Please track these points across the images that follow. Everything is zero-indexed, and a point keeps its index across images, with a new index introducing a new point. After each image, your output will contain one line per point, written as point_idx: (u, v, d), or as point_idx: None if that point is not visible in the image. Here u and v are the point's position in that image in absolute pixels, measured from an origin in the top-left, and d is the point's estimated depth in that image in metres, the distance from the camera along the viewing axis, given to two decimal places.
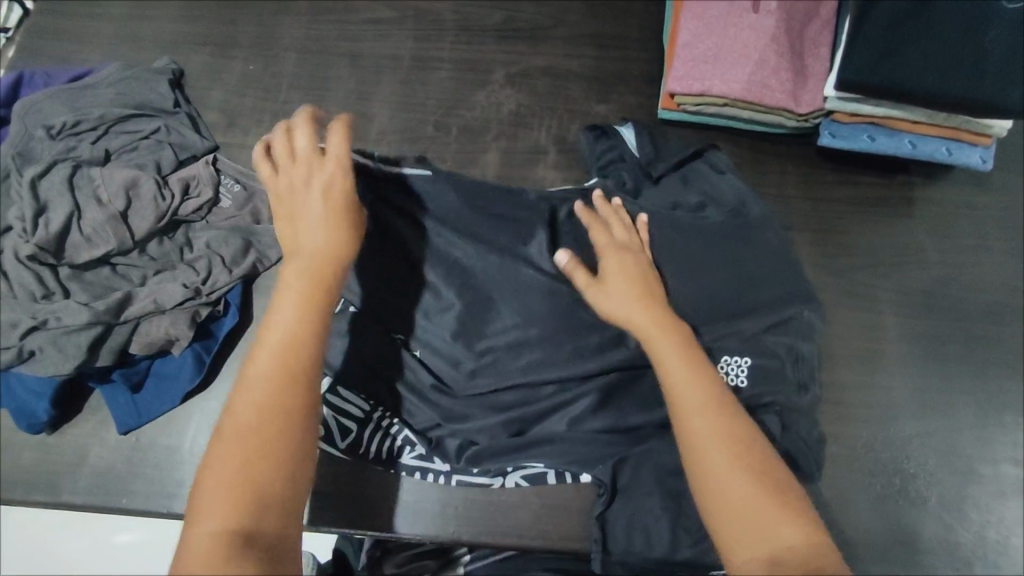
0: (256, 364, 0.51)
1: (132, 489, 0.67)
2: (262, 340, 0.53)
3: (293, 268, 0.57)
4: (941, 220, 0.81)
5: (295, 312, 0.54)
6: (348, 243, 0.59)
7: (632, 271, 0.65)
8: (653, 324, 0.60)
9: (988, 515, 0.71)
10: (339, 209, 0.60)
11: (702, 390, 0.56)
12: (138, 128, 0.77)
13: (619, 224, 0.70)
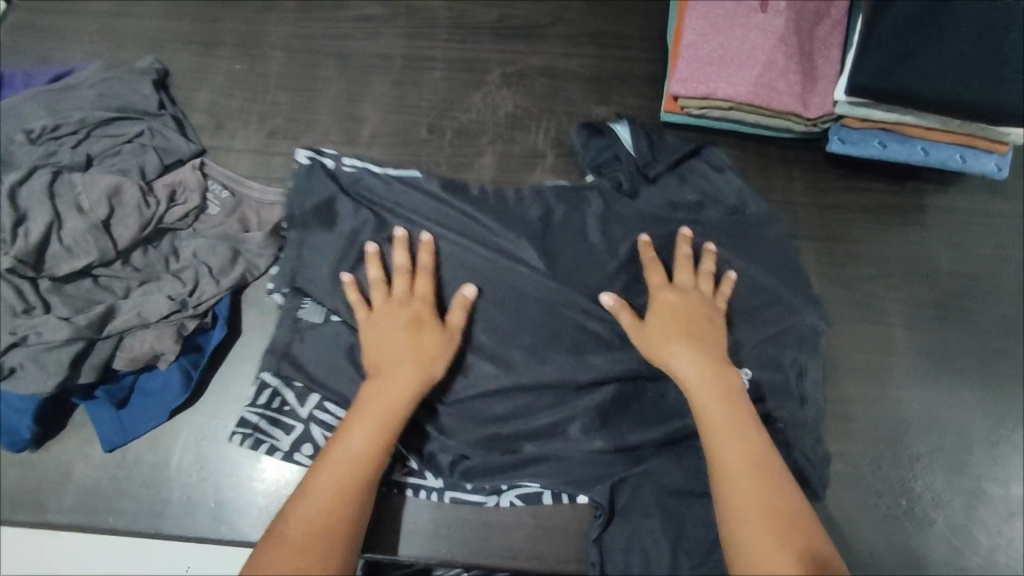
0: (323, 476, 0.57)
1: (118, 508, 0.65)
2: (331, 453, 0.59)
3: (374, 394, 0.61)
4: (952, 229, 0.78)
5: (365, 433, 0.59)
6: (420, 371, 0.63)
7: (683, 318, 0.65)
8: (700, 387, 0.62)
9: (997, 536, 0.70)
10: (419, 342, 0.64)
11: (740, 464, 0.58)
12: (121, 132, 0.74)
13: (683, 256, 0.69)
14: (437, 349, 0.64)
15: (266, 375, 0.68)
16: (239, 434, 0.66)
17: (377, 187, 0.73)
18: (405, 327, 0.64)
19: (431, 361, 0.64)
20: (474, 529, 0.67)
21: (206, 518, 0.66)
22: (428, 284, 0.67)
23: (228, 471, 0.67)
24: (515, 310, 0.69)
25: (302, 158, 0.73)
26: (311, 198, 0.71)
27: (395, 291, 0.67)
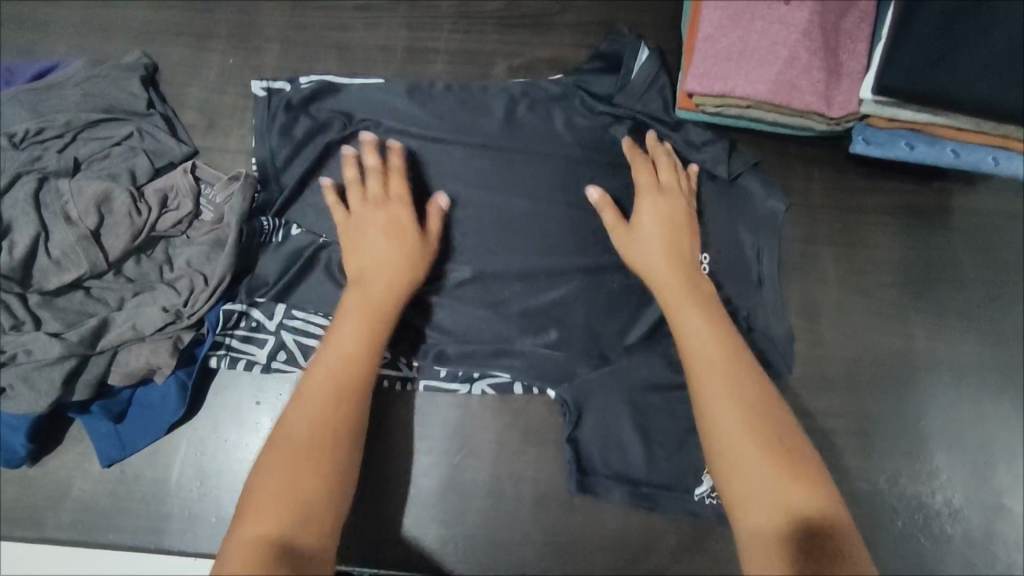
0: (313, 380, 0.56)
1: (118, 524, 0.65)
2: (319, 358, 0.58)
3: (355, 299, 0.61)
4: (978, 232, 0.74)
5: (353, 335, 0.59)
6: (401, 275, 0.63)
7: (667, 221, 0.66)
8: (682, 290, 0.62)
9: (1014, 552, 0.67)
10: (399, 243, 0.64)
11: (733, 366, 0.56)
12: (108, 133, 0.71)
13: (664, 162, 0.70)
14: (416, 252, 0.64)
15: (230, 304, 0.67)
16: (215, 356, 0.67)
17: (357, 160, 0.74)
18: (386, 233, 0.64)
19: (411, 266, 0.64)
20: (481, 543, 0.66)
21: (208, 532, 0.65)
22: (404, 186, 0.67)
23: (229, 485, 0.66)
24: (521, 309, 0.69)
25: (256, 88, 0.74)
26: (277, 120, 0.73)
27: (370, 195, 0.66)
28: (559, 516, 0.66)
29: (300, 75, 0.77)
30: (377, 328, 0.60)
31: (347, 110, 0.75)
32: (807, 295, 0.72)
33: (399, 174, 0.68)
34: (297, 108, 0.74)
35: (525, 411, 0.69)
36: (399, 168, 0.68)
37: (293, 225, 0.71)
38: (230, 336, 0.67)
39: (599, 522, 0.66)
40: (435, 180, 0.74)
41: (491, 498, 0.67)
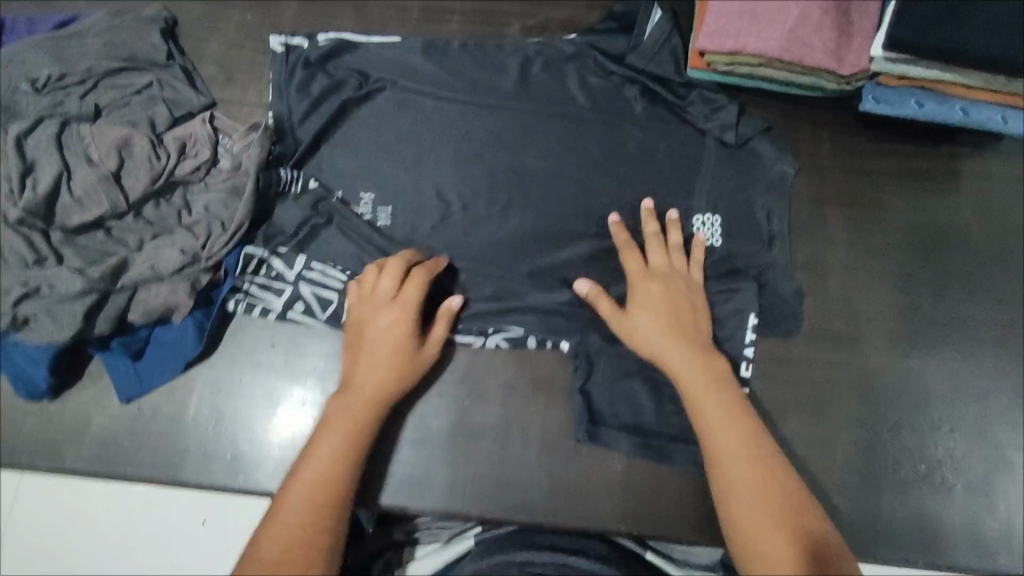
0: (297, 489, 0.58)
1: (136, 458, 0.66)
2: (298, 470, 0.59)
3: (339, 405, 0.63)
4: (986, 194, 0.74)
5: (334, 448, 0.60)
6: (393, 381, 0.64)
7: (664, 305, 0.65)
8: (697, 379, 0.61)
9: (1014, 503, 0.68)
10: (390, 351, 0.64)
11: (743, 465, 0.56)
12: (129, 82, 0.73)
13: (653, 244, 0.69)
14: (407, 361, 0.65)
15: (251, 248, 0.70)
16: (234, 299, 0.69)
17: (373, 118, 0.76)
18: (383, 339, 0.65)
19: (399, 375, 0.64)
20: (487, 487, 0.66)
21: (222, 469, 0.66)
22: (417, 288, 0.66)
23: (243, 424, 0.68)
24: (531, 265, 0.71)
25: (274, 44, 0.76)
26: (294, 76, 0.75)
27: (380, 291, 0.66)
28: (565, 459, 0.67)
29: (318, 33, 0.78)
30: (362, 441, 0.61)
31: (363, 70, 0.77)
32: (815, 253, 0.73)
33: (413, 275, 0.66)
34: (314, 66, 0.76)
35: (533, 359, 0.70)
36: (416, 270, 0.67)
37: (312, 181, 0.74)
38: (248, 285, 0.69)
39: (605, 469, 0.67)
40: (448, 137, 0.75)
41: (499, 441, 0.67)
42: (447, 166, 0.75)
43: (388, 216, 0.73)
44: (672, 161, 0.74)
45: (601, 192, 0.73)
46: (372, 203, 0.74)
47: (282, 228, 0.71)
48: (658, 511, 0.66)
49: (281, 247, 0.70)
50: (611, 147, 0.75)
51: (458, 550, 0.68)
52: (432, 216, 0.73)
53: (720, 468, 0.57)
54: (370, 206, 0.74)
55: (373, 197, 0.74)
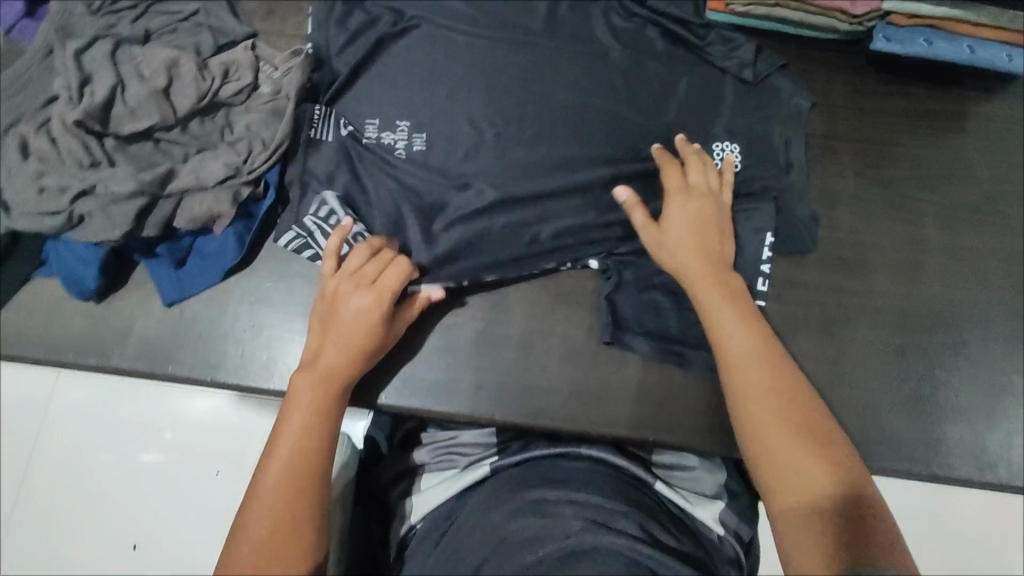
0: (272, 464, 0.56)
1: (178, 357, 0.69)
2: (272, 448, 0.57)
3: (308, 383, 0.61)
4: (989, 133, 0.78)
5: (307, 425, 0.59)
6: (364, 361, 0.63)
7: (695, 225, 0.68)
8: (734, 312, 0.63)
9: (1015, 422, 0.70)
10: (363, 335, 0.64)
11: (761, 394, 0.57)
12: (177, 9, 0.76)
13: (694, 167, 0.71)
14: (379, 345, 0.65)
15: (329, 194, 0.71)
16: (295, 233, 0.71)
17: (407, 50, 0.79)
18: (358, 314, 0.64)
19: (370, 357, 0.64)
20: (513, 391, 0.70)
21: (258, 370, 0.70)
22: (399, 275, 0.66)
23: (279, 330, 0.71)
24: (557, 189, 0.73)
25: None
26: (333, 10, 0.79)
27: (364, 274, 0.65)
28: (586, 366, 0.71)
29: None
30: (335, 415, 0.60)
31: (397, 8, 0.80)
32: (826, 184, 0.76)
33: (394, 262, 0.66)
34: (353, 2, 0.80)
35: (557, 276, 0.74)
36: (396, 258, 0.67)
37: (344, 121, 0.76)
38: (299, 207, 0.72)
39: (624, 377, 0.71)
40: (478, 69, 0.78)
41: (523, 350, 0.72)
42: (476, 97, 0.78)
43: (423, 141, 0.76)
44: (692, 96, 0.77)
45: (623, 125, 0.76)
46: (408, 130, 0.76)
47: (320, 158, 0.74)
48: (674, 417, 0.70)
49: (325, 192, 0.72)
50: (635, 82, 0.78)
51: (476, 475, 0.67)
52: (464, 142, 0.76)
53: (742, 393, 0.58)
54: (406, 132, 0.76)
55: (408, 124, 0.77)
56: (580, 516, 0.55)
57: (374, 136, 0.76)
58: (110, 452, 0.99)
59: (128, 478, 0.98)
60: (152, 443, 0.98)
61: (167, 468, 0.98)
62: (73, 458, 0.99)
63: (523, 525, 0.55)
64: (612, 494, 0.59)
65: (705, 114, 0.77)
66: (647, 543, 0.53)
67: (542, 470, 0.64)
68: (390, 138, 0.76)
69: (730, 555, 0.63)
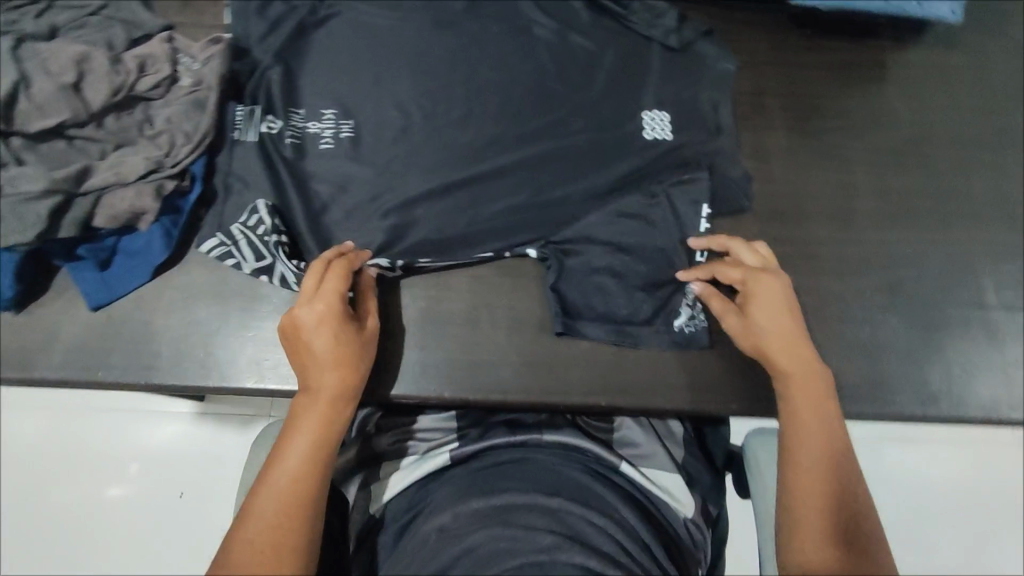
0: (266, 493, 0.53)
1: (107, 362, 0.66)
2: (267, 476, 0.54)
3: (301, 407, 0.58)
4: (909, 81, 0.80)
5: (303, 450, 0.55)
6: (356, 376, 0.60)
7: (775, 308, 0.64)
8: (802, 377, 0.61)
9: (955, 356, 0.71)
10: (343, 351, 0.60)
11: (819, 446, 0.57)
12: (83, 3, 0.73)
13: (750, 253, 0.69)
14: (362, 357, 0.61)
15: (260, 202, 0.68)
16: (219, 240, 0.68)
17: (327, 34, 0.77)
18: (333, 330, 0.60)
19: (360, 371, 0.61)
20: (460, 369, 0.69)
21: (195, 368, 0.67)
22: (343, 279, 0.63)
23: (214, 325, 0.68)
24: (490, 164, 0.73)
25: None
26: None
27: (310, 288, 0.62)
28: (535, 335, 0.71)
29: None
30: (335, 444, 0.57)
31: None
32: (757, 140, 0.77)
33: (345, 271, 0.63)
34: None
35: None
36: (344, 266, 0.64)
37: (268, 116, 0.73)
38: (223, 206, 0.70)
39: (572, 344, 0.70)
40: (403, 48, 0.77)
41: (469, 327, 0.71)
42: (403, 76, 0.76)
43: (351, 128, 0.73)
44: (621, 62, 0.78)
45: (552, 95, 0.76)
46: (334, 118, 0.74)
47: (244, 146, 0.71)
48: (623, 380, 0.70)
49: (246, 190, 0.70)
50: (563, 52, 0.78)
51: (435, 463, 0.64)
52: (392, 126, 0.74)
53: (794, 438, 0.58)
54: (333, 121, 0.74)
55: (335, 112, 0.74)
56: (550, 529, 0.53)
57: (300, 126, 0.73)
58: (72, 489, 0.96)
59: (92, 512, 0.96)
60: (119, 475, 0.97)
61: (138, 502, 0.96)
62: (34, 501, 0.96)
63: (491, 534, 0.53)
64: (578, 498, 0.58)
65: (635, 79, 0.77)
66: (616, 562, 0.52)
67: (507, 470, 0.61)
68: (316, 127, 0.73)
69: (688, 542, 0.63)
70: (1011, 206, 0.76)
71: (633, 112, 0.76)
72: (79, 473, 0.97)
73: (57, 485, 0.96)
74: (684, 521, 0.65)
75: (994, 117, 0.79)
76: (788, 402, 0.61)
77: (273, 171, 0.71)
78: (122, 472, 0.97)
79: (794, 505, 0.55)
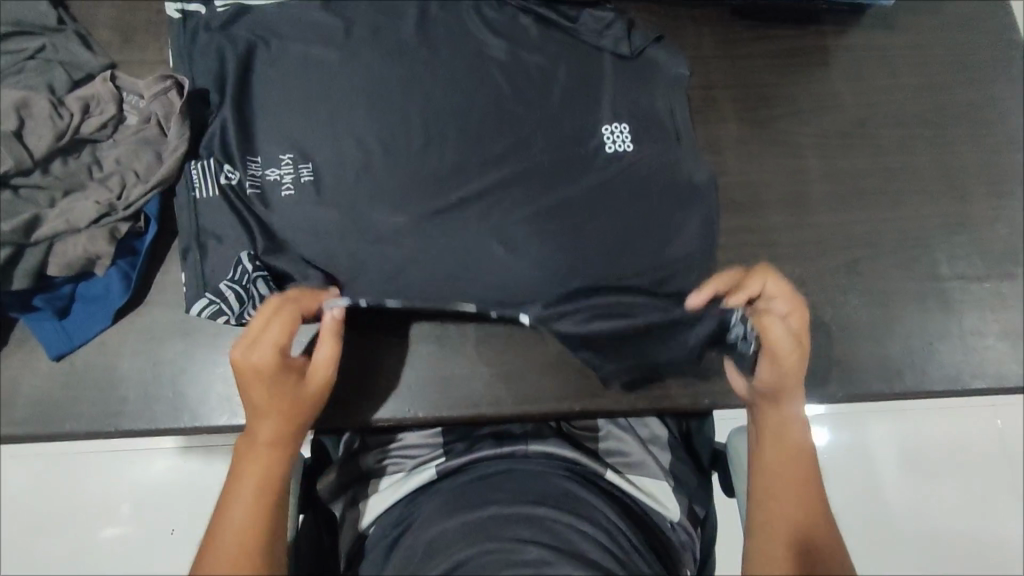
0: (213, 550, 0.54)
1: (75, 413, 0.65)
2: (212, 531, 0.56)
3: (245, 457, 0.59)
4: (852, 63, 0.81)
5: (246, 500, 0.57)
6: (296, 420, 0.62)
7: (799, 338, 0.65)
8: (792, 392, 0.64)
9: (915, 328, 0.73)
10: (282, 397, 0.61)
11: (787, 460, 0.61)
12: (20, 47, 0.72)
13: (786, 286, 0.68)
14: (304, 400, 0.63)
15: (243, 254, 0.68)
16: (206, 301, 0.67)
17: (275, 70, 0.76)
18: (272, 380, 0.61)
19: (300, 414, 0.62)
20: (432, 387, 0.70)
21: (165, 411, 0.66)
22: (286, 323, 0.63)
23: (182, 366, 0.67)
24: (446, 181, 0.74)
25: (170, 11, 0.78)
26: (194, 38, 0.76)
27: (254, 334, 0.62)
28: (506, 347, 0.72)
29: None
30: (277, 485, 0.59)
31: (260, 19, 0.78)
32: (709, 133, 0.79)
33: (288, 312, 0.63)
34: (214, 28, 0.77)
35: None
36: (288, 308, 0.64)
37: (225, 166, 0.71)
38: (201, 263, 0.68)
39: (542, 351, 0.72)
40: (350, 69, 0.77)
41: (439, 346, 0.72)
42: (353, 97, 0.76)
43: (310, 171, 0.73)
44: (570, 67, 0.78)
45: (503, 105, 0.77)
46: (293, 162, 0.73)
47: (207, 200, 0.70)
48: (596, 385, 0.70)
49: (219, 245, 0.69)
50: (511, 61, 0.78)
51: (422, 478, 0.65)
52: (353, 164, 0.73)
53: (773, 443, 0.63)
54: (291, 164, 0.73)
55: (292, 156, 0.73)
56: (536, 540, 0.52)
57: (258, 174, 0.72)
58: (63, 537, 0.95)
59: (87, 557, 0.96)
60: (110, 517, 0.96)
61: (134, 541, 0.96)
62: (25, 552, 0.94)
63: (480, 548, 0.52)
64: (564, 507, 0.57)
65: (584, 82, 0.78)
66: (604, 570, 0.51)
67: (495, 482, 0.61)
68: (275, 174, 0.72)
69: (678, 547, 0.65)
70: (960, 178, 0.77)
71: (583, 117, 0.77)
72: (67, 522, 0.96)
73: (46, 535, 0.95)
74: (672, 525, 0.67)
75: (938, 91, 0.80)
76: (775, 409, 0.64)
77: (243, 224, 0.69)
78: (112, 514, 0.96)
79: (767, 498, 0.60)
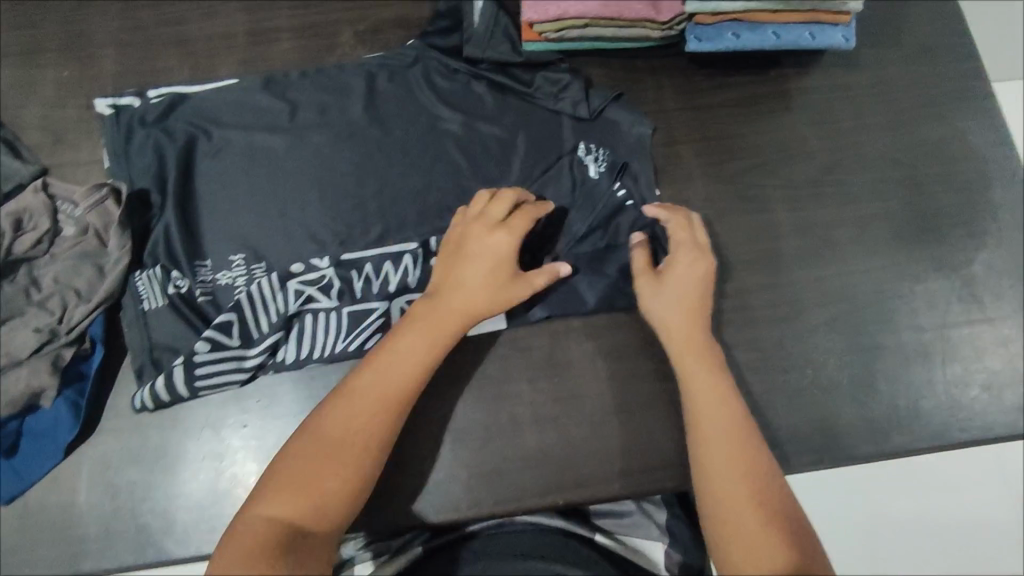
0: (373, 374, 0.59)
1: (34, 557, 0.63)
2: (376, 355, 0.60)
3: (427, 303, 0.63)
4: (816, 107, 0.79)
5: (413, 348, 0.61)
6: (487, 305, 0.64)
7: (692, 280, 0.67)
8: (690, 328, 0.65)
9: (897, 382, 0.71)
10: (489, 277, 0.64)
11: (713, 396, 0.61)
12: None
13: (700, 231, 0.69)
14: (503, 290, 0.64)
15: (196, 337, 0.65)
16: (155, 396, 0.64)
17: (219, 163, 0.73)
18: (488, 258, 0.64)
19: (492, 302, 0.64)
20: (407, 490, 0.67)
21: (128, 547, 0.63)
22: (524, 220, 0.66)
23: (143, 496, 0.64)
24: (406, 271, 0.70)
25: (101, 108, 0.74)
26: (128, 135, 0.72)
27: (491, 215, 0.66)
28: (485, 440, 0.69)
29: (149, 89, 0.76)
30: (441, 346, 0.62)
31: (199, 109, 0.74)
32: (676, 192, 0.76)
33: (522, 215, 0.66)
34: (148, 123, 0.72)
35: None
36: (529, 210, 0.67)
37: (172, 274, 0.68)
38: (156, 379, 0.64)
39: (522, 443, 0.69)
40: (300, 156, 0.73)
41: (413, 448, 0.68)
42: (305, 187, 0.72)
43: (264, 271, 0.69)
44: (528, 136, 0.75)
45: (463, 182, 0.74)
46: (244, 263, 0.70)
47: (157, 315, 0.66)
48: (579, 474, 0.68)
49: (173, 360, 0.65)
50: (467, 134, 0.75)
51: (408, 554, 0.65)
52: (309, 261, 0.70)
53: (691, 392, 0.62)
54: (243, 266, 0.69)
55: (244, 257, 0.70)
56: None
57: (208, 279, 0.69)
58: None
59: None
60: None
61: None
62: None
63: None
64: (553, 558, 0.58)
65: (544, 151, 0.75)
66: None
67: (493, 546, 0.62)
68: (228, 278, 0.69)
69: None
70: (932, 220, 0.76)
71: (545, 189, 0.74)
72: None
73: None
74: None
75: (904, 129, 0.78)
76: (684, 352, 0.64)
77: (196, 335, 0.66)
78: None
79: (702, 458, 0.59)
